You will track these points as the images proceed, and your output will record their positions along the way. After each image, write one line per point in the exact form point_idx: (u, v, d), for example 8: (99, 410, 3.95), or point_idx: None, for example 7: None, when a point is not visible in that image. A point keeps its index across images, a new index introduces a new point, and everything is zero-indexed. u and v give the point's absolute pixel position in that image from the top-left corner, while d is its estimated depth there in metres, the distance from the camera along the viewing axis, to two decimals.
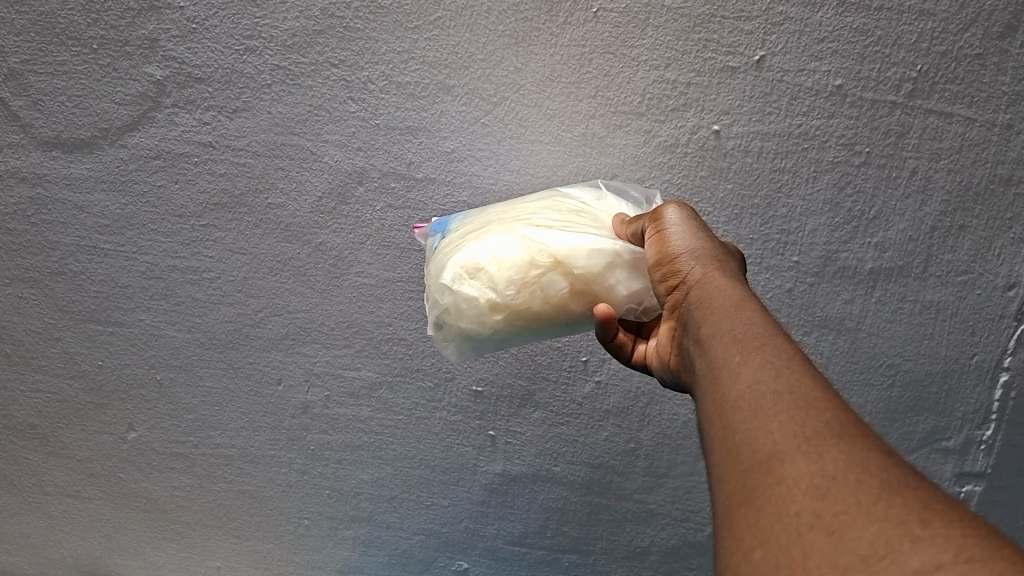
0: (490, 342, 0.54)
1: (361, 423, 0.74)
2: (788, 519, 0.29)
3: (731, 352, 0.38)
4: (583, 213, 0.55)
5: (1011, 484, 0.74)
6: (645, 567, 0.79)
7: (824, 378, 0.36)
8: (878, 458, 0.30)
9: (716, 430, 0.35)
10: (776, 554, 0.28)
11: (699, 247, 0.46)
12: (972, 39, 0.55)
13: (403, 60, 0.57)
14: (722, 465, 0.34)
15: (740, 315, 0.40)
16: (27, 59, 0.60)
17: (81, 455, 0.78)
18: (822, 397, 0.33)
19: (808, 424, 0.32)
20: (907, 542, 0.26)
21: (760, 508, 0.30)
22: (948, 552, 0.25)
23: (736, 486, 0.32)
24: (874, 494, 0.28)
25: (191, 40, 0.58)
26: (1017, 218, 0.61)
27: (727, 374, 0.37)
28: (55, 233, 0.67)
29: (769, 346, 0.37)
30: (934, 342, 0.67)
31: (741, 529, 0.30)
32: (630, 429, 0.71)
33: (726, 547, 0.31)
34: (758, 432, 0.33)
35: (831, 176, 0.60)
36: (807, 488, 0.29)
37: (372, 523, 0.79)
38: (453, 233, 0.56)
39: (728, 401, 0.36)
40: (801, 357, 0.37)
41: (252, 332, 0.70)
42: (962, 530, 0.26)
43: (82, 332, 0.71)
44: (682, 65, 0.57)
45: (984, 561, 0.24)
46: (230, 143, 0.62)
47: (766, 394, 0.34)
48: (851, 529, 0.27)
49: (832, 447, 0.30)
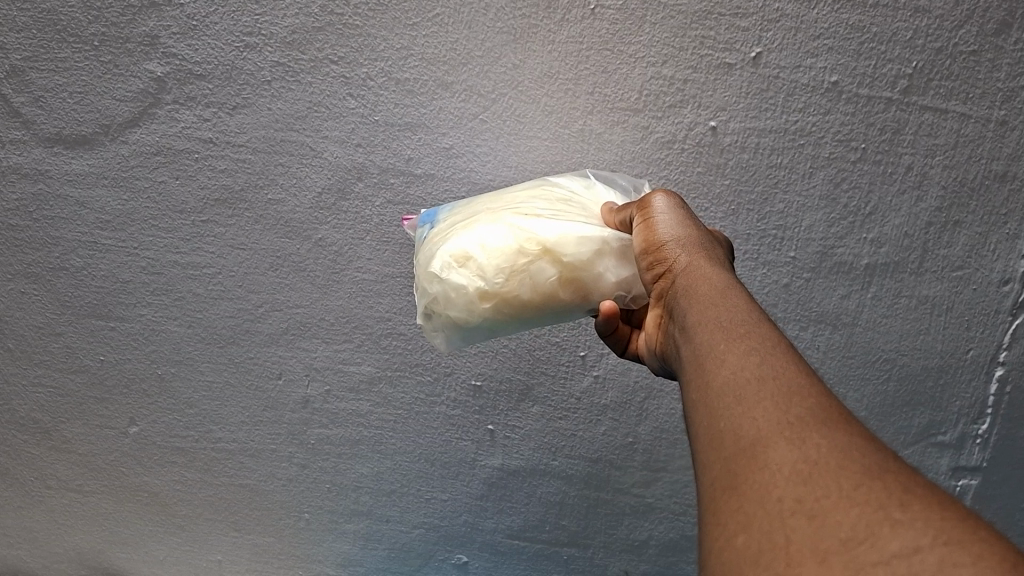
0: (479, 331, 0.54)
1: (361, 418, 0.74)
2: (771, 505, 0.29)
3: (717, 340, 0.38)
4: (571, 202, 0.55)
5: (1007, 478, 0.74)
6: (644, 561, 0.80)
7: (808, 365, 0.36)
8: (859, 444, 0.30)
9: (701, 417, 0.36)
10: (758, 538, 0.29)
11: (686, 236, 0.47)
12: (967, 36, 0.55)
13: (403, 56, 0.58)
14: (707, 452, 0.34)
15: (725, 303, 0.41)
16: (28, 56, 0.60)
17: (84, 449, 0.79)
18: (805, 383, 0.34)
19: (791, 411, 0.32)
20: (886, 526, 0.26)
21: (743, 493, 0.31)
22: (926, 535, 0.25)
23: (720, 472, 0.32)
24: (856, 479, 0.28)
25: (191, 37, 0.58)
26: (1013, 214, 0.61)
27: (712, 361, 0.37)
28: (57, 229, 0.67)
29: (754, 334, 0.38)
30: (931, 336, 0.67)
31: (725, 514, 0.31)
32: (628, 423, 0.72)
33: (710, 532, 0.31)
34: (742, 419, 0.33)
35: (827, 172, 0.60)
36: (790, 474, 0.30)
37: (372, 517, 0.80)
38: (441, 224, 0.57)
39: (712, 388, 0.36)
40: (785, 344, 0.37)
41: (253, 327, 0.70)
42: (941, 513, 0.26)
43: (84, 327, 0.72)
44: (679, 62, 0.57)
45: (961, 544, 0.25)
46: (230, 139, 0.62)
47: (751, 381, 0.35)
48: (833, 513, 0.27)
49: (814, 433, 0.31)
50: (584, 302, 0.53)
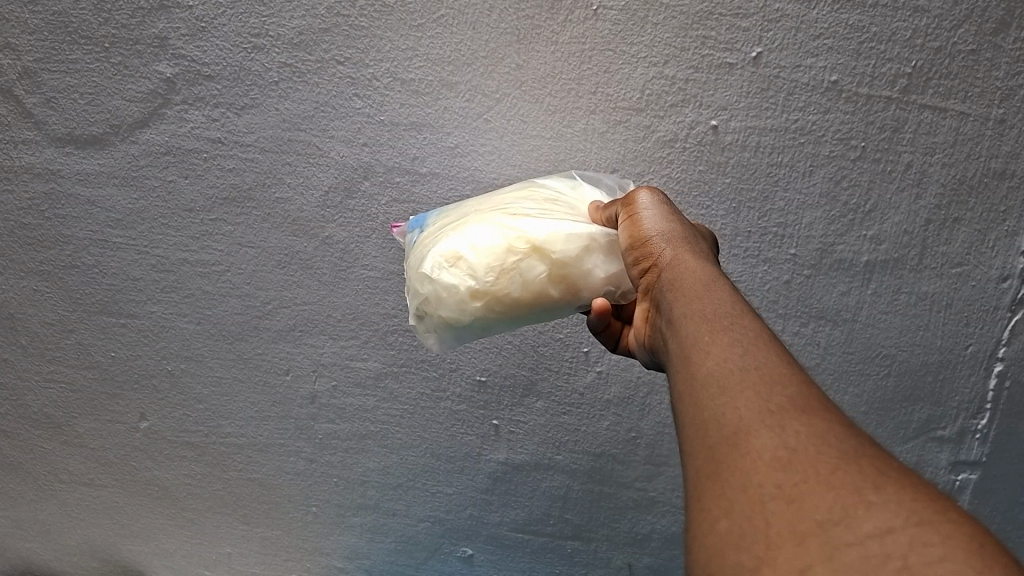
0: (471, 331, 0.55)
1: (368, 412, 0.75)
2: (752, 490, 0.30)
3: (701, 331, 0.39)
4: (558, 202, 0.56)
5: (1006, 472, 0.75)
6: (647, 555, 0.80)
7: (789, 354, 0.37)
8: (836, 430, 0.31)
9: (686, 407, 0.37)
10: (740, 521, 0.30)
11: (670, 230, 0.48)
12: (966, 35, 0.56)
13: (408, 57, 0.59)
14: (691, 441, 0.35)
15: (710, 295, 0.42)
16: (40, 57, 0.61)
17: (95, 443, 0.80)
18: (786, 373, 0.35)
19: (772, 399, 0.33)
20: (862, 509, 0.27)
21: (725, 479, 0.31)
22: (899, 517, 0.26)
23: (703, 460, 0.33)
24: (832, 464, 0.29)
25: (200, 38, 0.59)
26: (1011, 211, 0.62)
27: (696, 353, 0.38)
28: (69, 227, 0.68)
29: (737, 325, 0.39)
30: (930, 332, 0.68)
31: (708, 500, 0.32)
32: (631, 418, 0.72)
33: (693, 518, 0.32)
34: (725, 407, 0.34)
35: (828, 170, 0.61)
36: (770, 460, 0.31)
37: (378, 510, 0.81)
38: (431, 228, 0.57)
39: (697, 379, 0.37)
40: (767, 334, 0.38)
41: (261, 323, 0.71)
42: (913, 496, 0.27)
43: (96, 324, 0.73)
44: (681, 62, 0.58)
45: (932, 525, 0.26)
46: (239, 139, 0.63)
47: (733, 370, 0.36)
48: (810, 498, 0.28)
49: (794, 421, 0.32)
50: (574, 299, 0.54)
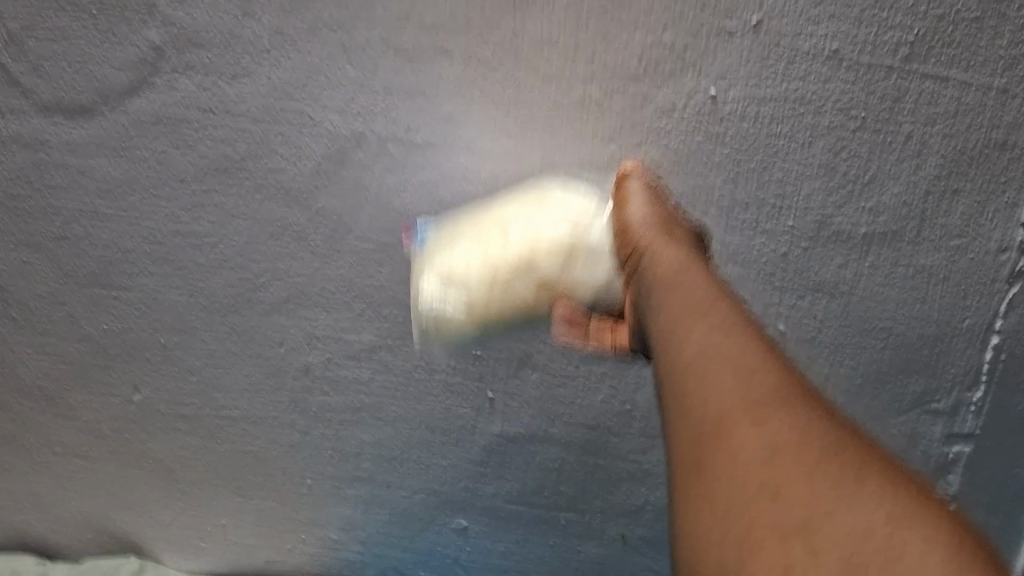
0: None
1: (362, 385, 0.75)
2: (735, 479, 0.33)
3: (682, 317, 0.42)
4: (553, 208, 0.61)
5: (1001, 443, 0.74)
6: (640, 526, 0.80)
7: (762, 339, 0.41)
8: (810, 417, 0.35)
9: (669, 394, 0.40)
10: (725, 511, 0.33)
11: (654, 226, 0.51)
12: (971, 2, 0.55)
13: (402, 23, 0.58)
14: (676, 428, 0.38)
15: (689, 282, 0.45)
16: (27, 24, 0.60)
17: (89, 416, 0.80)
18: (761, 360, 0.38)
19: (751, 388, 0.36)
20: (839, 502, 0.31)
21: (709, 469, 0.35)
22: (873, 513, 0.30)
23: (688, 446, 0.37)
24: (808, 455, 0.33)
25: (189, 3, 0.58)
26: (1011, 182, 0.62)
27: (677, 339, 0.41)
28: (59, 198, 0.68)
29: (716, 312, 0.42)
30: (927, 305, 0.68)
31: (694, 488, 0.35)
32: (626, 390, 0.72)
33: (680, 504, 0.35)
34: (706, 396, 0.37)
35: (827, 140, 0.60)
36: (751, 451, 0.34)
37: (373, 482, 0.81)
38: (437, 236, 0.63)
39: (679, 367, 0.40)
40: (742, 320, 0.41)
41: (255, 296, 0.71)
42: (883, 489, 0.31)
43: (88, 296, 0.73)
44: (679, 29, 0.57)
45: (904, 521, 0.29)
46: (229, 107, 0.62)
47: (713, 358, 0.39)
48: (791, 489, 0.32)
49: (772, 411, 0.35)
50: None
